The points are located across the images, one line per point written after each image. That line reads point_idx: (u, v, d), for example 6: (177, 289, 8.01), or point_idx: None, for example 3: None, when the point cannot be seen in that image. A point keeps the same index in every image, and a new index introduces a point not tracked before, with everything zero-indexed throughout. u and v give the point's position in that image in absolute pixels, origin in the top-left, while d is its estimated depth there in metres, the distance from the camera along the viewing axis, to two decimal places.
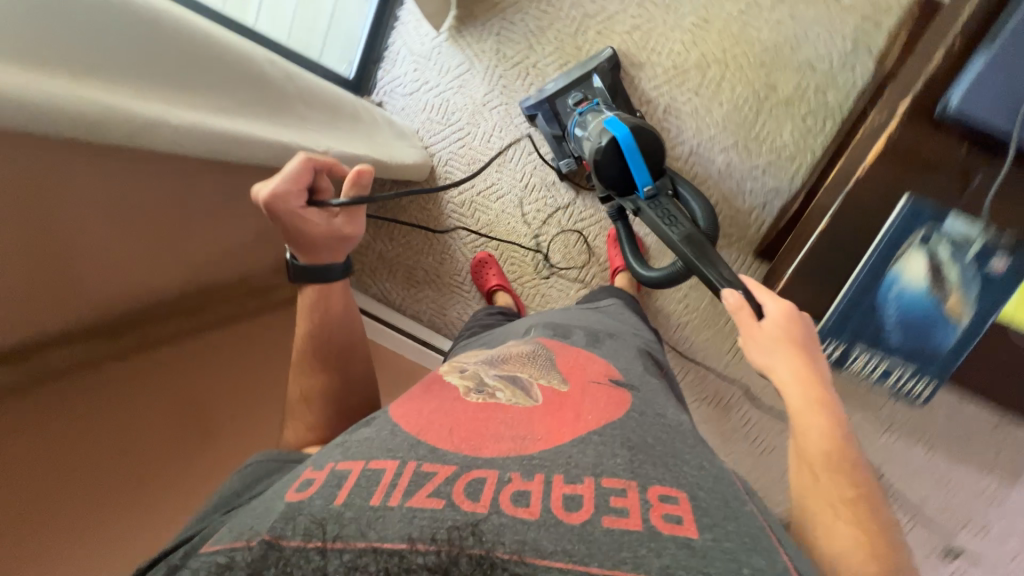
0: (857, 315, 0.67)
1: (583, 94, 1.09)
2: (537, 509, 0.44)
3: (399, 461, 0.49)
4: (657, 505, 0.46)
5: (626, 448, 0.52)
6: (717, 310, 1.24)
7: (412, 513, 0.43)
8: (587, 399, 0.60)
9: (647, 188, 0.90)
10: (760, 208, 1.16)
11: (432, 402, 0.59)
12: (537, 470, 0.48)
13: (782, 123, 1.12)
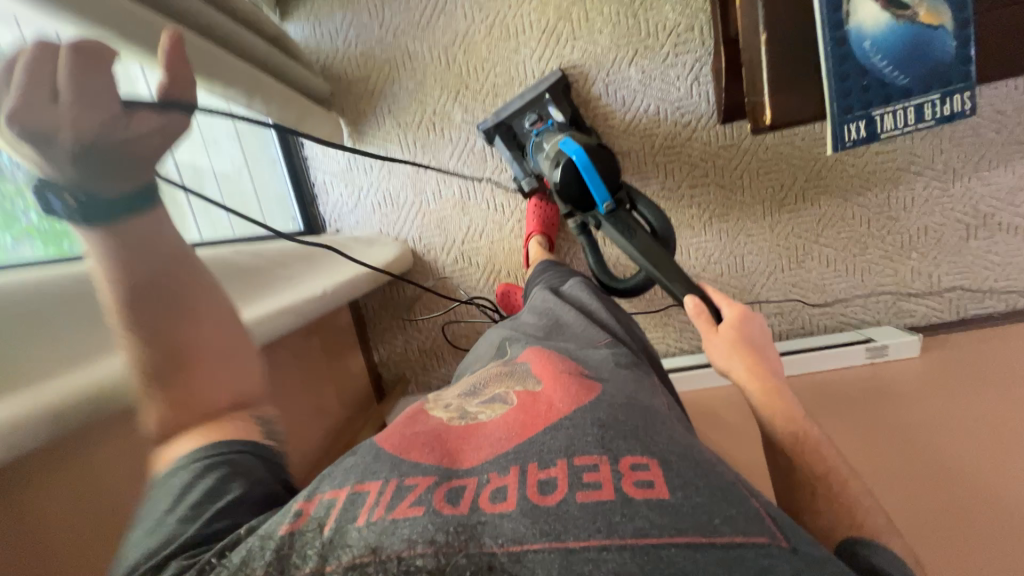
0: (855, 82, 0.71)
1: (536, 115, 1.16)
2: (515, 500, 0.45)
3: (383, 482, 0.49)
4: (627, 474, 0.46)
5: (596, 427, 0.52)
6: (727, 191, 1.25)
7: (394, 525, 0.43)
8: (559, 391, 0.61)
9: (605, 205, 0.94)
10: (694, 85, 1.20)
11: (416, 426, 0.61)
12: (516, 464, 0.49)
13: (662, 10, 1.16)
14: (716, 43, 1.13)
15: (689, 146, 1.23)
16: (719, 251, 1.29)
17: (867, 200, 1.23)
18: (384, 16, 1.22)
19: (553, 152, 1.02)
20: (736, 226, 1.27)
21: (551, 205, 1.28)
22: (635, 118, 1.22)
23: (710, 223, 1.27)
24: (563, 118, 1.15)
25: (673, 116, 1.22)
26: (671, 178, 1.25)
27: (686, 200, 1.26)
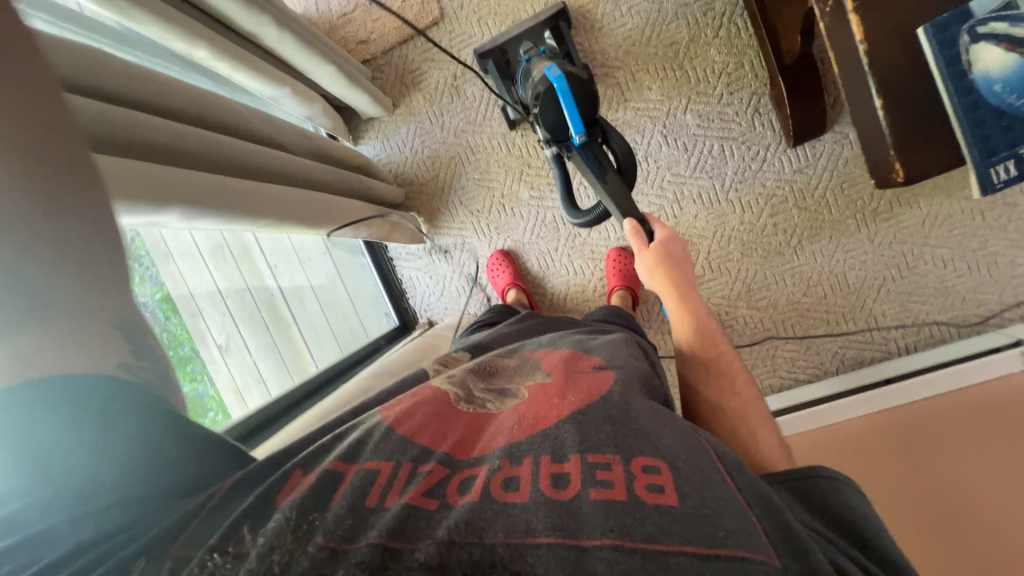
0: (988, 123, 0.67)
1: (532, 43, 1.14)
2: (527, 492, 0.43)
3: (394, 464, 0.49)
4: (640, 475, 0.44)
5: (608, 424, 0.51)
6: (814, 210, 1.21)
7: (407, 511, 0.42)
8: (571, 384, 0.61)
9: (578, 137, 0.94)
10: (755, 115, 1.19)
11: (425, 404, 0.59)
12: (525, 456, 0.48)
13: (708, 55, 1.18)
14: (772, 75, 1.12)
15: (762, 175, 1.21)
16: (817, 272, 1.23)
17: (976, 191, 1.15)
18: (443, 119, 1.32)
19: (536, 78, 1.02)
20: (831, 243, 1.21)
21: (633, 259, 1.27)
22: (701, 160, 1.23)
23: (800, 246, 1.22)
24: (555, 50, 1.13)
25: (739, 150, 1.21)
26: (750, 210, 1.23)
27: (771, 228, 1.23)
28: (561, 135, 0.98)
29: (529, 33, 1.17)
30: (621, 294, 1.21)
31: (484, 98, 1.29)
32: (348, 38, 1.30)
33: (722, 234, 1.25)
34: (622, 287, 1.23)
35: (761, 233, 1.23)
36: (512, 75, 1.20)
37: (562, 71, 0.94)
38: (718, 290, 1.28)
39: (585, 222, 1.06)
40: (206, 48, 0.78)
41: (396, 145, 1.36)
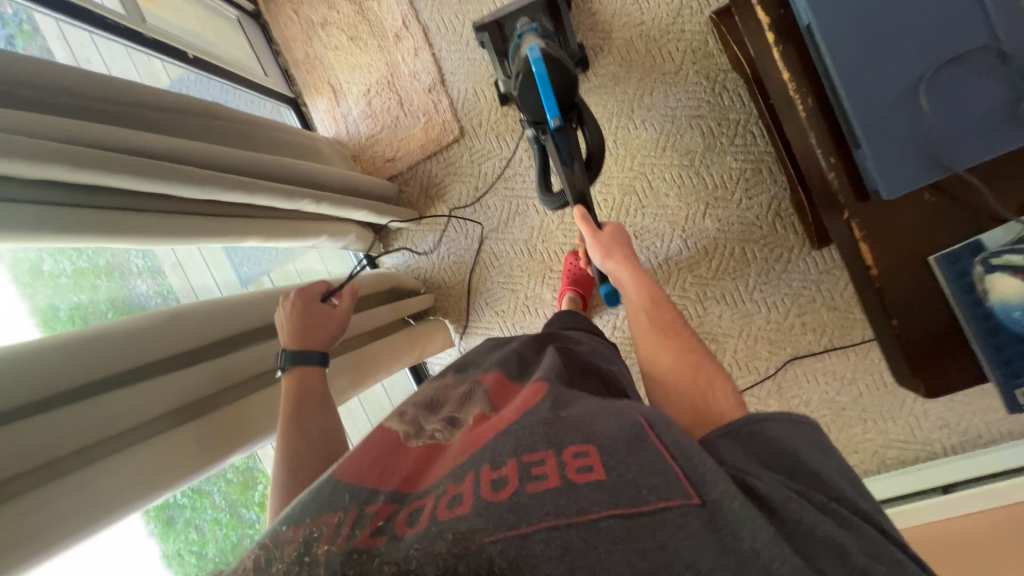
0: (1016, 349, 0.53)
1: (528, 20, 1.10)
2: (470, 502, 0.39)
3: (340, 511, 0.43)
4: (570, 461, 0.41)
5: (541, 424, 0.47)
6: (844, 310, 1.18)
7: (354, 554, 0.37)
8: (509, 409, 0.56)
9: (554, 121, 0.95)
10: (777, 218, 1.19)
11: (362, 447, 0.53)
12: (466, 472, 0.43)
13: (725, 162, 1.19)
14: (790, 185, 1.12)
15: (787, 275, 1.20)
16: (852, 370, 1.20)
17: None
18: (468, 226, 1.37)
19: (523, 59, 1.00)
20: (865, 341, 1.18)
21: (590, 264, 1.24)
22: (723, 262, 1.23)
23: (831, 345, 1.20)
24: (547, 29, 1.09)
25: (762, 252, 1.21)
26: (776, 309, 1.22)
27: (800, 327, 1.21)
28: (539, 117, 0.99)
29: (529, 10, 1.12)
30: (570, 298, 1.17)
31: (507, 208, 1.33)
32: (376, 157, 1.38)
33: (749, 332, 1.24)
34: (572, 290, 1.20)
35: (790, 333, 1.22)
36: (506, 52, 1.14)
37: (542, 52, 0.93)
38: (747, 388, 1.27)
39: (555, 206, 1.12)
40: (257, 239, 0.88)
41: (423, 250, 1.43)
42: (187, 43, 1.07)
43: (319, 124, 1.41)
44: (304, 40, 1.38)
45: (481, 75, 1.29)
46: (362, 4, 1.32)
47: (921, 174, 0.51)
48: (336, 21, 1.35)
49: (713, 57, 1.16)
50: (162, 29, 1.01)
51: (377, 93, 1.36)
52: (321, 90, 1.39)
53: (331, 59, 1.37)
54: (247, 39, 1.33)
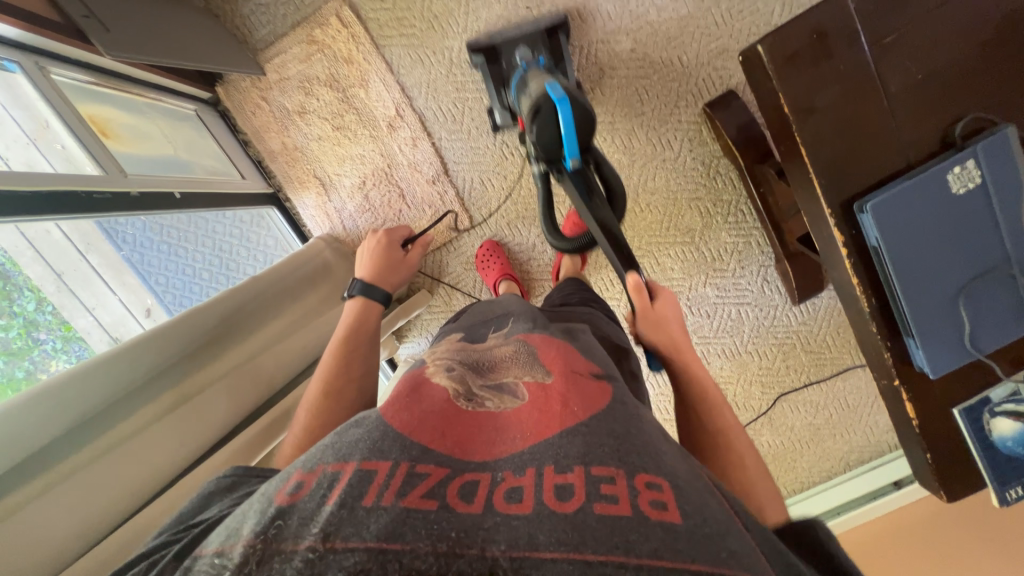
0: (1009, 466, 0.70)
1: (528, 52, 1.04)
2: (530, 503, 0.42)
3: (393, 463, 0.46)
4: (641, 490, 0.42)
5: (610, 436, 0.49)
6: (818, 352, 1.41)
7: (406, 513, 0.40)
8: (571, 390, 0.58)
9: (572, 162, 0.85)
10: (765, 282, 1.35)
11: (424, 403, 0.56)
12: (530, 465, 0.46)
13: (720, 237, 1.32)
14: (777, 257, 1.27)
15: (774, 328, 1.39)
16: (825, 397, 1.45)
17: None
18: None
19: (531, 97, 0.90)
20: (835, 374, 1.42)
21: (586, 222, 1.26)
22: (722, 322, 1.39)
23: (809, 380, 1.43)
24: (552, 63, 1.05)
25: (753, 310, 1.38)
26: (765, 356, 1.42)
27: (785, 369, 1.42)
28: (553, 156, 0.87)
29: (525, 38, 1.09)
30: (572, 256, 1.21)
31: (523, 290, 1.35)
32: None
33: (745, 377, 1.44)
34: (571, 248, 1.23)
35: (777, 374, 1.43)
36: (502, 77, 1.10)
37: (566, 91, 0.83)
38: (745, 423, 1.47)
39: (561, 246, 0.97)
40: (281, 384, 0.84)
41: None
42: (169, 180, 0.92)
43: (310, 222, 1.30)
44: (279, 129, 1.23)
45: (486, 163, 1.26)
46: (344, 91, 1.21)
47: (957, 358, 0.64)
48: (316, 109, 1.22)
49: (707, 144, 1.25)
50: (144, 176, 0.87)
51: (373, 186, 1.27)
52: (307, 183, 1.27)
53: (314, 150, 1.25)
54: (214, 136, 1.15)
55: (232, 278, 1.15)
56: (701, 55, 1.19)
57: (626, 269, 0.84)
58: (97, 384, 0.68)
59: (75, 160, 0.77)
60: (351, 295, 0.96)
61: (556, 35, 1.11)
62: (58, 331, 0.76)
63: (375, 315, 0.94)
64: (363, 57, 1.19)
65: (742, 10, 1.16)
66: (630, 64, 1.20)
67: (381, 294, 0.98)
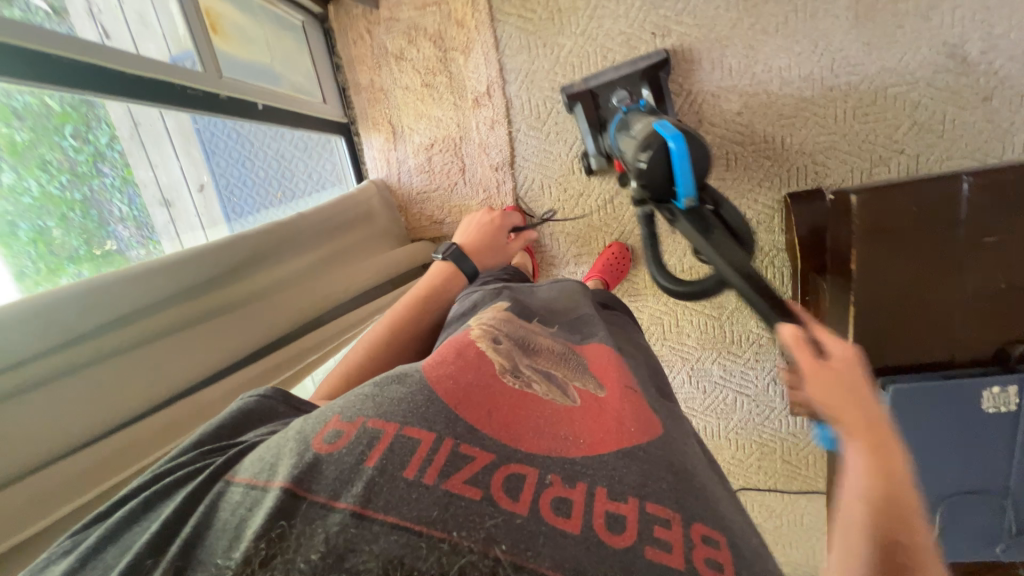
0: None
1: (628, 92, 1.04)
2: (579, 523, 0.39)
3: (437, 436, 0.44)
4: (698, 546, 0.40)
5: (671, 474, 0.46)
6: (791, 464, 1.40)
7: (448, 499, 0.39)
8: (624, 407, 0.53)
9: (685, 200, 0.78)
10: (772, 383, 1.33)
11: (471, 372, 0.53)
12: (581, 478, 0.43)
13: (748, 324, 1.29)
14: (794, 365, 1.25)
15: (761, 427, 1.38)
16: (778, 506, 1.45)
17: None
18: None
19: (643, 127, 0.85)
20: (798, 490, 1.42)
21: (621, 255, 1.24)
22: (715, 403, 1.39)
23: (772, 486, 1.43)
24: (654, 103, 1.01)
25: (749, 403, 1.37)
26: (740, 449, 1.42)
27: (754, 467, 1.43)
28: (663, 195, 0.80)
29: (626, 81, 1.07)
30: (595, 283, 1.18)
31: None
32: (423, 214, 1.34)
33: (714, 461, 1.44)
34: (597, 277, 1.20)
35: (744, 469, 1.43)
36: (602, 122, 1.09)
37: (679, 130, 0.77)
38: None
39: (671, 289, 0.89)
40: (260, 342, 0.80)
41: None
42: (257, 90, 0.95)
43: (370, 163, 1.33)
44: (372, 66, 1.24)
45: (551, 171, 1.25)
46: (446, 51, 1.20)
47: None
48: (413, 59, 1.22)
49: (774, 232, 1.20)
50: (238, 82, 0.90)
51: (439, 151, 1.28)
52: (380, 127, 1.29)
53: (397, 98, 1.26)
54: (312, 53, 1.17)
55: (283, 185, 1.20)
56: (806, 143, 1.13)
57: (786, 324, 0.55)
58: (119, 283, 0.65)
59: (152, 37, 0.76)
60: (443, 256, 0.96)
61: (664, 71, 1.08)
62: (120, 171, 0.80)
63: (458, 287, 0.94)
64: (474, 25, 1.17)
65: (866, 112, 1.09)
66: (731, 126, 1.15)
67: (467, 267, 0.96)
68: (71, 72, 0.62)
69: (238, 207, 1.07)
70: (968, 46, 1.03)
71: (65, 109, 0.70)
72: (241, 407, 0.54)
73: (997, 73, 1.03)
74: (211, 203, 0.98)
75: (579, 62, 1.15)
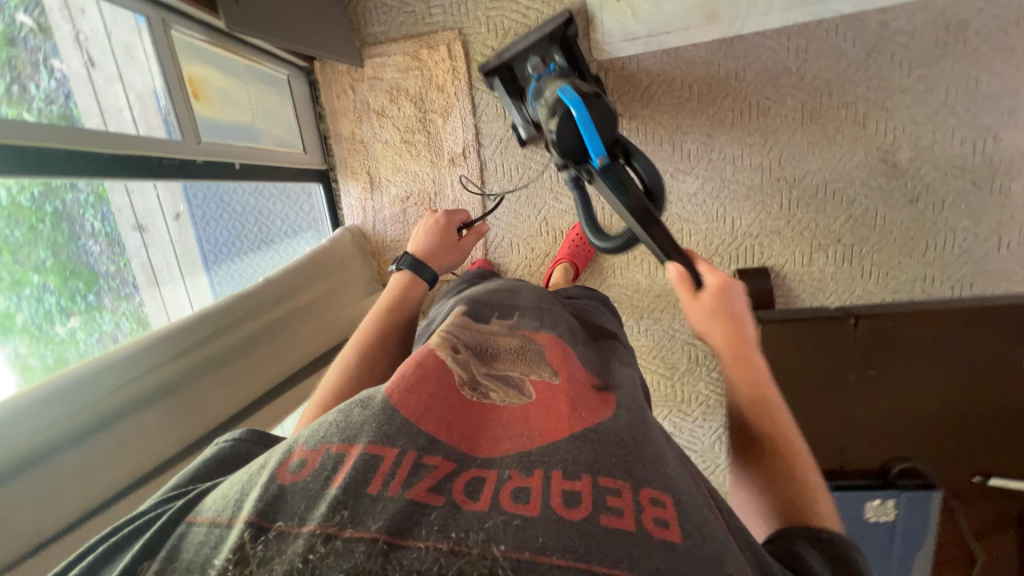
0: None
1: (540, 58, 1.00)
2: (538, 505, 0.38)
3: (399, 449, 0.43)
4: (647, 507, 0.40)
5: (618, 447, 0.45)
6: None
7: (412, 507, 0.38)
8: (577, 397, 0.52)
9: (599, 159, 0.77)
10: (718, 442, 1.40)
11: (426, 382, 0.50)
12: (538, 466, 0.42)
13: (698, 386, 1.37)
14: None
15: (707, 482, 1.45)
16: None
17: None
18: None
19: (547, 101, 0.87)
20: None
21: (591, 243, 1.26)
22: None
23: None
24: (567, 63, 0.98)
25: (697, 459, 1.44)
26: None
27: None
28: (579, 159, 0.81)
29: (537, 46, 1.02)
30: (563, 265, 1.22)
31: None
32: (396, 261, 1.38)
33: None
34: (566, 260, 1.23)
35: None
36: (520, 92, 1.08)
37: (579, 94, 0.79)
38: None
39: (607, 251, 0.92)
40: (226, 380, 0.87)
41: None
42: (235, 149, 0.99)
43: (347, 209, 1.37)
44: (354, 119, 1.29)
45: (520, 230, 1.31)
46: (425, 113, 1.26)
47: None
48: (394, 117, 1.27)
49: None
50: (216, 143, 0.94)
51: (414, 204, 1.33)
52: (358, 176, 1.34)
53: (376, 151, 1.30)
54: (295, 105, 1.21)
55: (259, 221, 1.22)
56: (754, 225, 1.22)
57: (668, 261, 0.71)
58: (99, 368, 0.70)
59: (139, 69, 0.84)
60: (403, 266, 0.92)
61: (575, 26, 1.02)
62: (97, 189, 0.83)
63: (421, 294, 0.92)
64: (454, 91, 1.23)
65: (808, 203, 1.19)
66: (688, 204, 1.24)
67: (429, 276, 0.94)
68: (63, 158, 0.68)
69: (213, 238, 1.10)
70: (899, 154, 1.13)
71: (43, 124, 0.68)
72: (214, 454, 0.50)
73: (922, 178, 1.14)
74: (186, 232, 1.03)
75: None
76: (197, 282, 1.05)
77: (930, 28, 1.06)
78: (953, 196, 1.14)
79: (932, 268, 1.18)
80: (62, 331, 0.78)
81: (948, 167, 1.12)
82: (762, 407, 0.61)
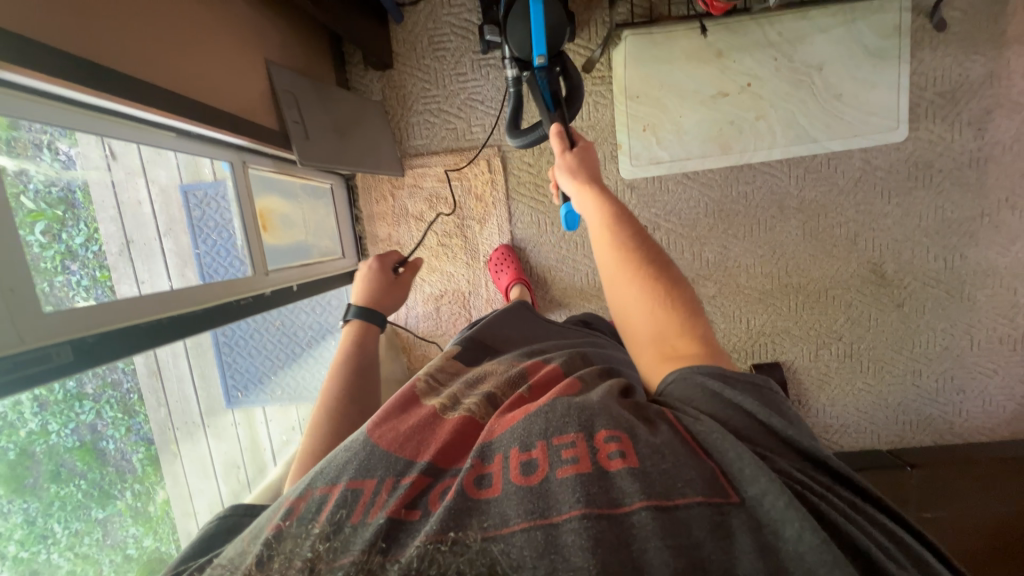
0: None
1: None
2: (499, 485, 0.42)
3: (377, 479, 0.45)
4: (601, 447, 0.43)
5: (564, 407, 0.48)
6: None
7: (392, 524, 0.41)
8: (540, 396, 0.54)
9: (538, 57, 0.88)
10: None
11: (407, 416, 0.54)
12: (495, 452, 0.46)
13: None
14: None
15: None
16: None
17: None
18: None
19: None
20: None
21: None
22: None
23: None
24: None
25: None
26: None
27: None
28: (523, 54, 0.92)
29: None
30: None
31: None
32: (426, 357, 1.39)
33: None
34: None
35: None
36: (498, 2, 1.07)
37: None
38: None
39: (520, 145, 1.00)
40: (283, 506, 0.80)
41: None
42: (294, 274, 1.03)
43: None
44: (391, 223, 1.33)
45: None
46: (463, 218, 1.33)
47: None
48: (432, 221, 1.33)
49: None
50: (279, 272, 0.98)
51: (447, 302, 1.36)
52: None
53: (412, 252, 1.34)
54: (336, 214, 1.25)
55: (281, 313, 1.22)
56: (766, 325, 1.35)
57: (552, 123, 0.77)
58: None
59: (167, 164, 0.81)
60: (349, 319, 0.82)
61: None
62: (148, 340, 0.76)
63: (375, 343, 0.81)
64: (492, 200, 1.31)
65: (812, 306, 1.33)
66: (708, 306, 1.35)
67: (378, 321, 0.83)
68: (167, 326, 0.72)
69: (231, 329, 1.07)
70: (886, 267, 1.30)
71: (38, 205, 0.60)
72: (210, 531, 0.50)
73: (906, 287, 1.30)
74: None
75: (581, 241, 1.30)
76: (206, 375, 1.02)
77: (903, 165, 1.25)
78: (931, 302, 1.31)
79: (920, 363, 1.33)
80: (31, 422, 0.67)
81: (927, 278, 1.30)
82: (616, 228, 0.61)
